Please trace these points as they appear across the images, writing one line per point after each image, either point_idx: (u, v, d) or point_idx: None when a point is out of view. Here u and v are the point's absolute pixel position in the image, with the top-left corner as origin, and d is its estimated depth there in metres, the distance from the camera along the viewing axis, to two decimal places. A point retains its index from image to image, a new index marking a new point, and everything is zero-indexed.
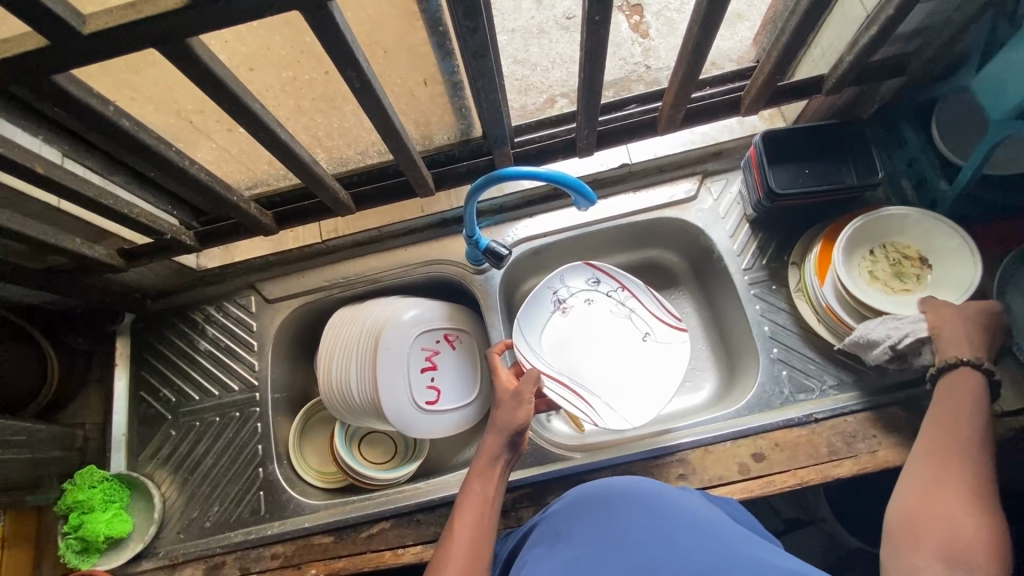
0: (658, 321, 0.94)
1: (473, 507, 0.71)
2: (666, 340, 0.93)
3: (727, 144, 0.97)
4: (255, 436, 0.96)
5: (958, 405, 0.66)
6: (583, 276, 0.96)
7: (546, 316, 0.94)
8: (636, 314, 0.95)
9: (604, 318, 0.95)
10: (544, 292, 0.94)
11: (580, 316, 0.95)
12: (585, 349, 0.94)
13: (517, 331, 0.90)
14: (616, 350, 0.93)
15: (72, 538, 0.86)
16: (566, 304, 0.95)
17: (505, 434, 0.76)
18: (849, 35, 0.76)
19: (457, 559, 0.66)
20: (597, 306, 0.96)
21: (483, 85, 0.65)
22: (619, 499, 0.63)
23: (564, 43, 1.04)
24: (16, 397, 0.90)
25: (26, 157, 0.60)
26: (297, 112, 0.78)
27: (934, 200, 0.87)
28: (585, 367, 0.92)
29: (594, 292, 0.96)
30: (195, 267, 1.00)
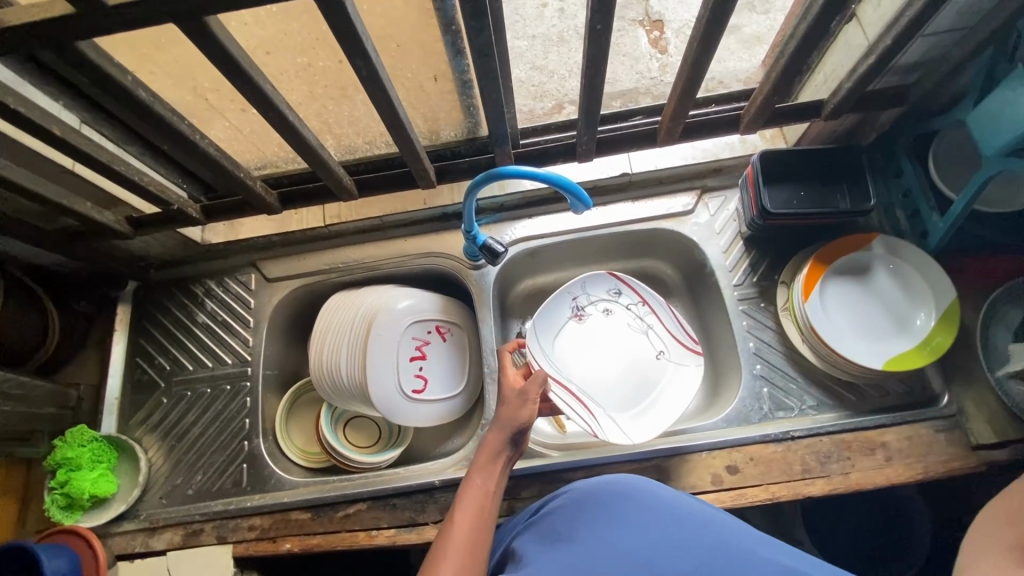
0: (675, 341, 0.95)
1: (477, 499, 0.70)
2: (678, 360, 0.94)
3: (727, 161, 0.99)
4: (243, 410, 0.98)
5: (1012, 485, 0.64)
6: (605, 285, 0.97)
7: (565, 322, 0.96)
8: (652, 331, 0.96)
9: (620, 331, 0.96)
10: (565, 299, 0.96)
11: (597, 325, 0.96)
12: (598, 361, 0.94)
13: (532, 333, 0.92)
14: (628, 365, 0.94)
15: (57, 493, 0.89)
16: (584, 312, 0.97)
17: (511, 430, 0.76)
18: (850, 63, 0.78)
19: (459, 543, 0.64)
20: (615, 317, 0.97)
21: (487, 84, 0.67)
22: (621, 503, 0.64)
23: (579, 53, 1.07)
24: (16, 352, 0.93)
25: (45, 120, 0.63)
26: (309, 98, 0.80)
27: (926, 231, 0.88)
28: (595, 378, 0.93)
29: (614, 303, 0.97)
30: (200, 241, 1.03)
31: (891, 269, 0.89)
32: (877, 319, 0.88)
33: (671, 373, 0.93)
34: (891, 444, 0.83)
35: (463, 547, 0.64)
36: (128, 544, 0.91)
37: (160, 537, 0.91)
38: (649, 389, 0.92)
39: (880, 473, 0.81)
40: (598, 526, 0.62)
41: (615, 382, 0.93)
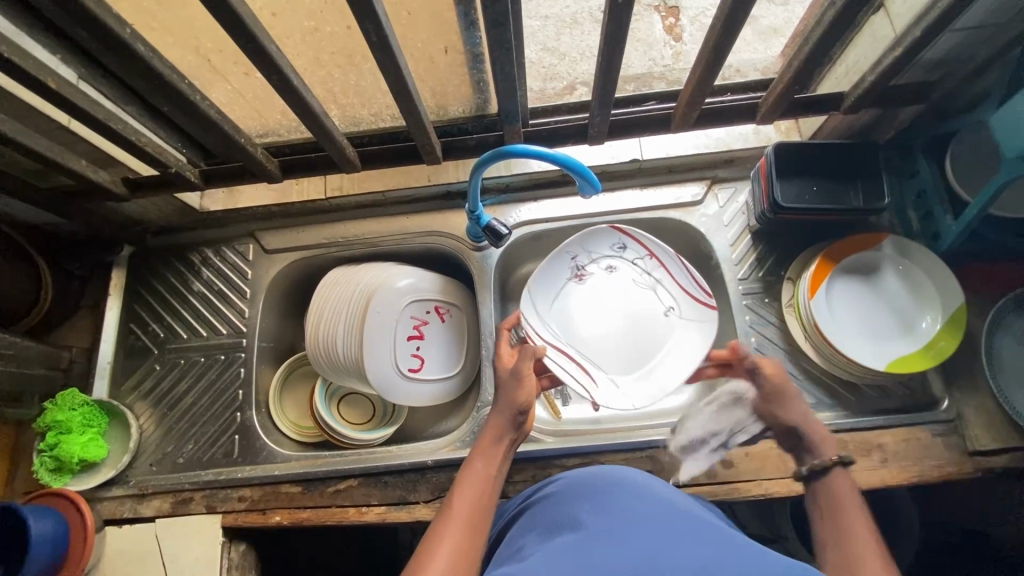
0: (684, 295, 0.91)
1: (478, 481, 0.70)
2: (690, 314, 0.91)
3: (740, 152, 0.97)
4: (237, 381, 0.97)
5: (838, 505, 0.64)
6: (608, 241, 0.93)
7: (564, 282, 0.93)
8: (661, 285, 0.92)
9: (626, 288, 0.93)
10: (565, 256, 0.93)
11: (600, 284, 0.94)
12: (601, 324, 0.92)
13: (527, 301, 0.90)
14: (631, 320, 0.92)
15: (47, 455, 0.89)
16: (585, 271, 0.94)
17: (513, 413, 0.76)
18: (875, 55, 0.75)
19: (458, 520, 0.65)
20: (620, 274, 0.94)
21: (500, 55, 0.64)
22: (595, 490, 0.64)
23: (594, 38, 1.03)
24: (7, 311, 0.91)
25: (39, 71, 0.60)
26: (314, 64, 0.78)
27: (937, 233, 0.87)
28: (594, 338, 0.92)
29: (618, 259, 0.93)
30: (197, 208, 1.01)
31: (901, 270, 0.88)
32: (882, 319, 0.87)
33: (678, 328, 0.91)
34: (888, 446, 0.83)
35: (463, 525, 0.64)
36: (117, 509, 0.90)
37: (149, 504, 0.90)
38: (655, 345, 0.91)
39: (875, 474, 0.81)
40: (569, 514, 0.62)
41: (614, 341, 0.92)
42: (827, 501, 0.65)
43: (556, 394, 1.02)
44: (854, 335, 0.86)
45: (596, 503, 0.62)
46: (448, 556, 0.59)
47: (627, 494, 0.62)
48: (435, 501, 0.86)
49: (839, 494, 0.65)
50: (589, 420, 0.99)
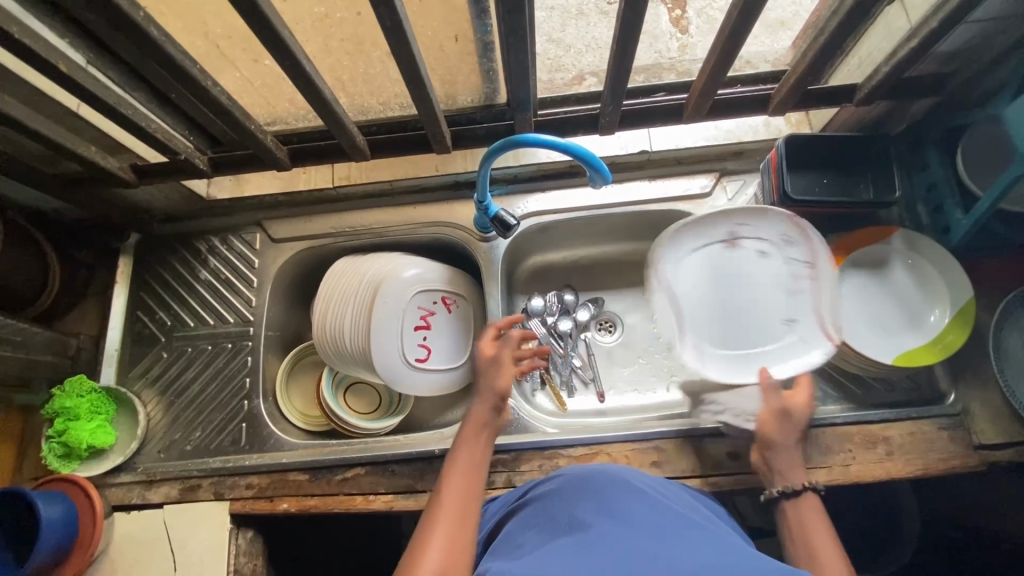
0: (817, 313, 0.85)
1: (464, 467, 0.71)
2: (812, 323, 0.85)
3: (749, 145, 0.96)
4: (244, 369, 0.98)
5: (805, 527, 0.70)
6: (779, 228, 0.86)
7: (711, 244, 0.90)
8: (806, 288, 0.87)
9: (767, 277, 0.88)
10: (728, 218, 0.88)
11: (743, 262, 0.89)
12: (714, 293, 0.90)
13: (659, 241, 0.91)
14: (708, 296, 0.89)
15: (55, 441, 0.89)
16: (739, 242, 0.89)
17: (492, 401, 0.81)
18: (889, 47, 0.75)
19: (452, 505, 0.65)
20: (769, 262, 0.88)
21: (513, 43, 0.64)
22: (593, 487, 0.63)
23: (601, 28, 0.99)
24: (15, 298, 0.91)
25: (50, 54, 0.60)
26: (324, 51, 0.77)
27: (948, 227, 0.86)
28: (701, 306, 0.90)
29: (777, 249, 0.87)
30: (204, 197, 1.01)
31: (909, 264, 0.88)
32: (890, 314, 0.87)
33: (789, 338, 0.86)
34: (894, 439, 0.83)
35: (456, 507, 0.65)
36: (126, 496, 0.90)
37: (157, 491, 0.91)
38: (779, 353, 0.86)
39: (880, 466, 0.82)
40: (566, 511, 0.60)
41: (738, 319, 0.88)
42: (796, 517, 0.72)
43: (562, 385, 1.02)
44: (861, 330, 0.86)
45: (594, 501, 0.60)
46: (446, 538, 0.60)
47: (624, 495, 0.61)
48: None
49: (805, 511, 0.72)
50: (595, 411, 1.00)
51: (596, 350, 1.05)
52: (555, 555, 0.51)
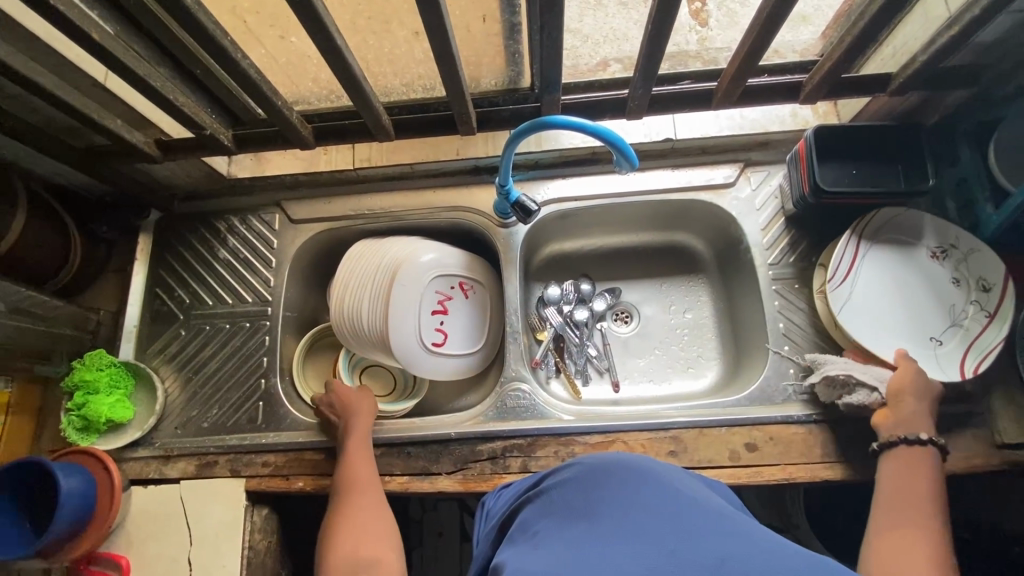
0: (966, 348, 0.81)
1: (360, 477, 0.83)
2: (940, 342, 0.83)
3: (775, 136, 0.95)
4: (262, 348, 0.98)
5: (912, 488, 0.68)
6: (990, 269, 0.82)
7: (916, 247, 0.87)
8: (960, 323, 0.83)
9: (929, 289, 0.85)
10: (967, 238, 0.84)
11: (927, 272, 0.86)
12: (892, 286, 0.86)
13: (878, 215, 0.87)
14: (886, 310, 0.85)
15: (74, 415, 0.90)
16: (944, 255, 0.85)
17: (355, 413, 0.89)
18: (926, 36, 0.74)
19: (354, 518, 0.78)
20: (953, 290, 0.84)
21: (547, 21, 0.63)
22: (605, 477, 0.57)
23: (619, 19, 0.89)
24: (39, 271, 0.92)
25: (84, 22, 0.60)
26: (351, 29, 0.77)
27: (977, 223, 0.86)
28: (901, 302, 0.86)
29: (967, 279, 0.84)
30: (225, 174, 1.02)
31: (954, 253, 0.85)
32: (928, 302, 0.85)
33: (916, 347, 0.83)
34: None
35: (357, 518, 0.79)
36: (143, 469, 0.91)
37: (174, 466, 0.91)
38: (911, 357, 0.82)
39: None
40: (576, 503, 0.55)
41: (918, 322, 0.84)
42: (906, 473, 0.70)
43: (577, 373, 1.02)
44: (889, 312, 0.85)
45: (608, 493, 0.54)
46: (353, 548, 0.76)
47: (643, 488, 0.54)
48: (459, 472, 0.87)
49: (920, 478, 0.69)
50: (609, 401, 1.00)
51: (612, 340, 1.05)
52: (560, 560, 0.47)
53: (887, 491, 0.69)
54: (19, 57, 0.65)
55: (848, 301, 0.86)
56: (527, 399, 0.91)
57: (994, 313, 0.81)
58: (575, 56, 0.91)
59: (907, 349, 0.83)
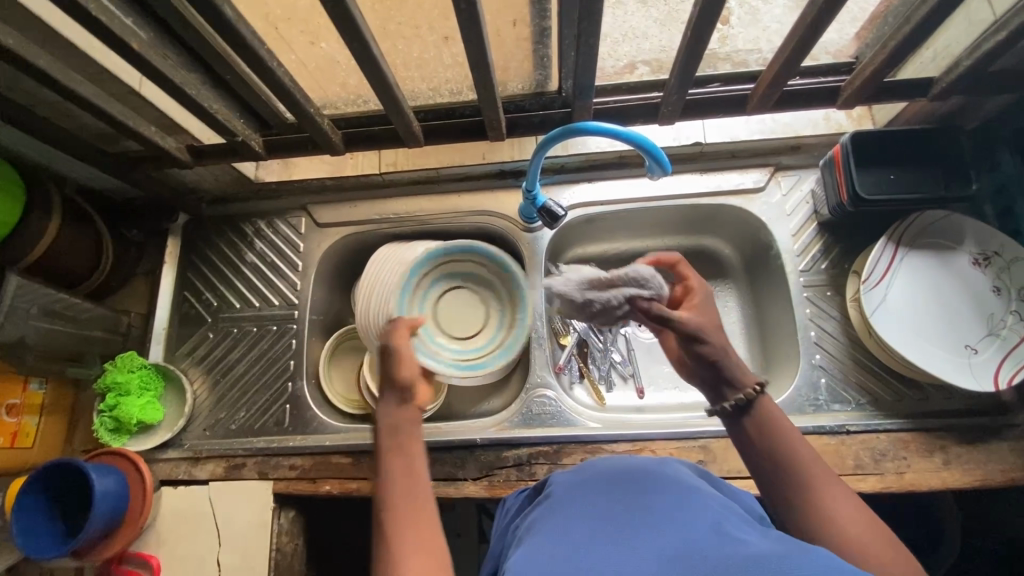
0: (1003, 357, 0.79)
1: (398, 480, 0.57)
2: (977, 352, 0.81)
3: (807, 139, 0.93)
4: (288, 351, 0.99)
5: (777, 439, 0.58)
6: None
7: (957, 251, 0.84)
8: (998, 332, 0.80)
9: (968, 296, 0.83)
10: (1009, 246, 0.82)
11: (966, 278, 0.84)
12: (930, 290, 0.84)
13: (920, 218, 0.85)
14: (923, 315, 0.83)
15: (106, 416, 0.91)
16: (985, 262, 0.83)
17: (401, 403, 0.64)
18: (971, 39, 0.72)
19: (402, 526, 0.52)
20: (994, 297, 0.82)
21: (584, 28, 0.62)
22: (616, 480, 0.57)
23: (639, 17, 0.80)
24: (73, 274, 0.93)
25: (123, 31, 0.61)
26: (382, 35, 0.76)
27: (1019, 229, 0.85)
28: (938, 306, 0.83)
29: (1009, 288, 0.81)
30: (253, 178, 1.02)
31: (998, 261, 0.83)
32: (967, 309, 0.83)
33: (951, 354, 0.81)
34: (951, 448, 0.80)
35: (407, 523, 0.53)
36: (173, 471, 0.93)
37: (203, 467, 0.92)
38: (947, 364, 0.80)
39: (937, 475, 0.79)
40: (582, 499, 0.55)
41: (955, 329, 0.82)
42: (760, 432, 0.59)
43: (600, 380, 1.01)
44: (926, 319, 0.83)
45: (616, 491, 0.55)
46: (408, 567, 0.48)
47: (654, 492, 0.54)
48: (484, 479, 0.87)
49: (774, 422, 0.59)
50: (634, 408, 0.99)
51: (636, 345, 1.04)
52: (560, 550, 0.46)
53: (760, 464, 0.58)
54: (58, 65, 0.66)
55: (884, 302, 0.84)
56: (552, 406, 0.91)
57: None
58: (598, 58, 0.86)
59: (943, 354, 0.81)
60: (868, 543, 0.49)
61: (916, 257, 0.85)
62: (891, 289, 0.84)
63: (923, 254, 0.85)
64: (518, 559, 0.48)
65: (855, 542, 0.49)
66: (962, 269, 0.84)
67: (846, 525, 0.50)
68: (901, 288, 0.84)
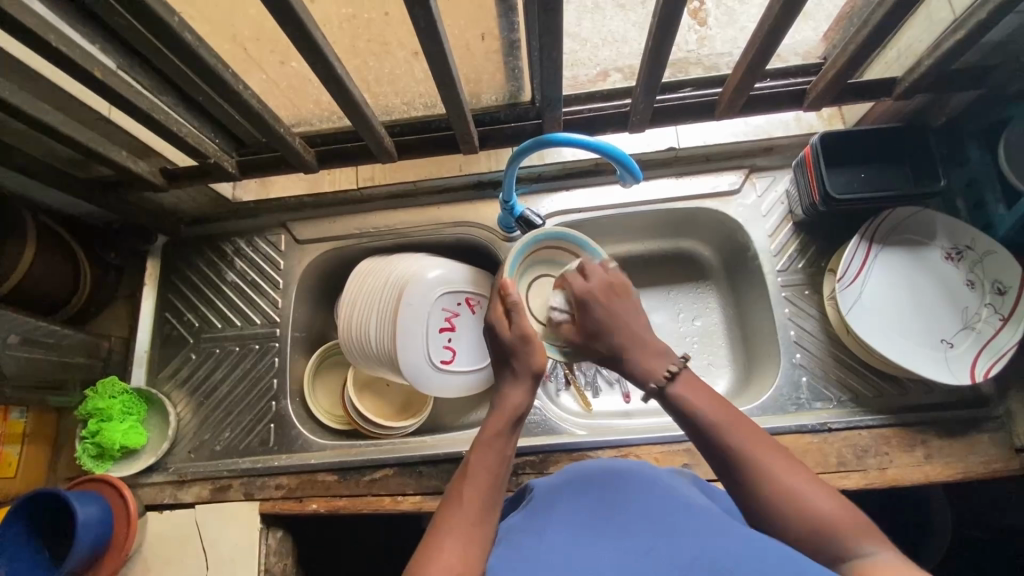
0: (979, 350, 0.80)
1: (488, 470, 0.60)
2: (953, 346, 0.81)
3: (779, 141, 0.94)
4: (272, 370, 0.98)
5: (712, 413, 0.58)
6: (1008, 270, 0.80)
7: (931, 247, 0.85)
8: (973, 326, 0.81)
9: (943, 291, 0.84)
10: (981, 239, 0.83)
11: (939, 272, 0.85)
12: (906, 285, 0.85)
13: (894, 214, 0.85)
14: (899, 311, 0.84)
15: (89, 442, 0.91)
16: (958, 257, 0.84)
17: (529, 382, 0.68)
18: (932, 38, 0.73)
19: (461, 523, 0.55)
20: (967, 290, 0.83)
21: (547, 41, 0.63)
22: (596, 484, 0.60)
23: (617, 21, 0.81)
24: (51, 301, 0.93)
25: (86, 61, 0.61)
26: (350, 52, 0.76)
27: (989, 224, 0.84)
28: (913, 301, 0.84)
29: (982, 281, 0.82)
30: (231, 199, 1.02)
31: (971, 255, 0.83)
32: (942, 304, 0.84)
33: (927, 349, 0.82)
34: (932, 442, 0.81)
35: (467, 523, 0.55)
36: (157, 495, 0.92)
37: (188, 490, 0.92)
38: (923, 359, 0.81)
39: (918, 469, 0.80)
40: (566, 504, 0.58)
41: (931, 324, 0.83)
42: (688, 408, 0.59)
43: (586, 386, 1.02)
44: (901, 315, 0.84)
45: (598, 497, 0.57)
46: (454, 569, 0.50)
47: (631, 493, 0.57)
48: None
49: (695, 395, 0.60)
50: (620, 413, 0.99)
51: None
52: (537, 549, 0.50)
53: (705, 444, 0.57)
54: (24, 95, 0.66)
55: (860, 300, 0.84)
56: (538, 414, 0.91)
57: (1009, 317, 0.79)
58: (575, 63, 0.85)
59: (920, 350, 0.82)
60: (817, 505, 0.51)
61: (890, 254, 0.86)
62: (866, 286, 0.85)
63: (897, 251, 0.86)
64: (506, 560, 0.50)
65: (806, 511, 0.51)
66: (936, 264, 0.85)
67: (794, 491, 0.51)
68: (876, 286, 0.85)
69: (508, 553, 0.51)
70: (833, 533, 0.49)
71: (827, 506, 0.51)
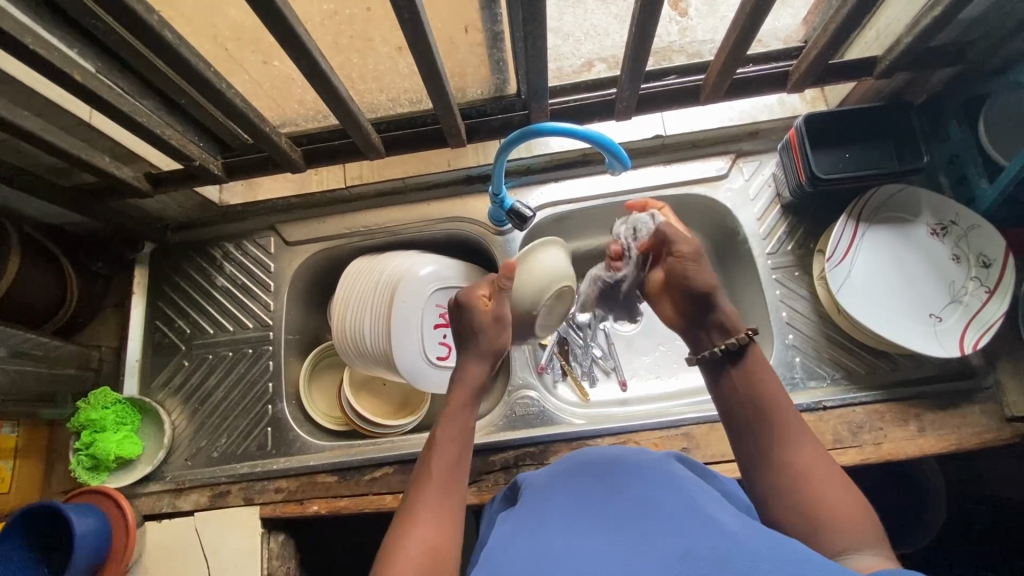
0: (966, 323, 0.81)
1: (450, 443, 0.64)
2: (940, 322, 0.83)
3: (764, 125, 0.95)
4: (266, 373, 0.98)
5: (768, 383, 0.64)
6: (994, 244, 0.81)
7: (918, 223, 0.87)
8: (959, 299, 0.83)
9: (929, 266, 0.86)
10: (967, 215, 0.84)
11: (928, 249, 0.86)
12: (894, 263, 0.86)
13: (881, 193, 0.87)
14: (886, 288, 0.85)
15: (83, 454, 0.89)
16: (945, 233, 0.85)
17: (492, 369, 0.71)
18: (909, 18, 0.74)
19: (431, 497, 0.58)
20: (954, 265, 0.84)
21: (531, 29, 0.63)
22: (591, 474, 0.60)
23: (598, 15, 0.89)
24: (37, 313, 0.91)
25: (63, 63, 0.60)
26: (333, 49, 0.76)
27: (972, 198, 0.86)
28: (901, 279, 0.86)
29: (969, 256, 0.84)
30: (217, 202, 1.01)
31: (958, 232, 0.85)
32: (928, 279, 0.85)
33: (916, 324, 0.83)
34: (925, 416, 0.82)
35: (438, 498, 0.59)
36: (156, 504, 0.91)
37: (187, 498, 0.91)
38: (912, 335, 0.82)
39: (913, 443, 0.81)
40: (561, 494, 0.58)
41: (918, 301, 0.84)
42: (741, 379, 0.65)
43: (583, 375, 1.02)
44: (889, 294, 0.85)
45: (593, 485, 0.57)
46: (427, 540, 0.53)
47: (638, 483, 0.56)
48: (472, 485, 0.86)
49: (754, 370, 0.65)
50: (617, 401, 1.00)
51: (616, 339, 1.05)
52: (533, 546, 0.49)
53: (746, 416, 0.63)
54: (4, 103, 0.65)
55: (848, 279, 0.85)
56: (536, 406, 0.92)
57: (995, 288, 0.81)
58: (558, 57, 0.88)
59: (908, 325, 0.83)
60: (828, 492, 0.56)
61: (876, 233, 0.87)
62: (853, 264, 0.86)
63: (884, 229, 0.87)
64: (500, 551, 0.50)
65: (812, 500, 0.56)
66: (924, 238, 0.86)
67: (812, 474, 0.57)
68: (864, 265, 0.86)
69: (507, 544, 0.51)
70: (830, 520, 0.54)
71: (840, 499, 0.55)
